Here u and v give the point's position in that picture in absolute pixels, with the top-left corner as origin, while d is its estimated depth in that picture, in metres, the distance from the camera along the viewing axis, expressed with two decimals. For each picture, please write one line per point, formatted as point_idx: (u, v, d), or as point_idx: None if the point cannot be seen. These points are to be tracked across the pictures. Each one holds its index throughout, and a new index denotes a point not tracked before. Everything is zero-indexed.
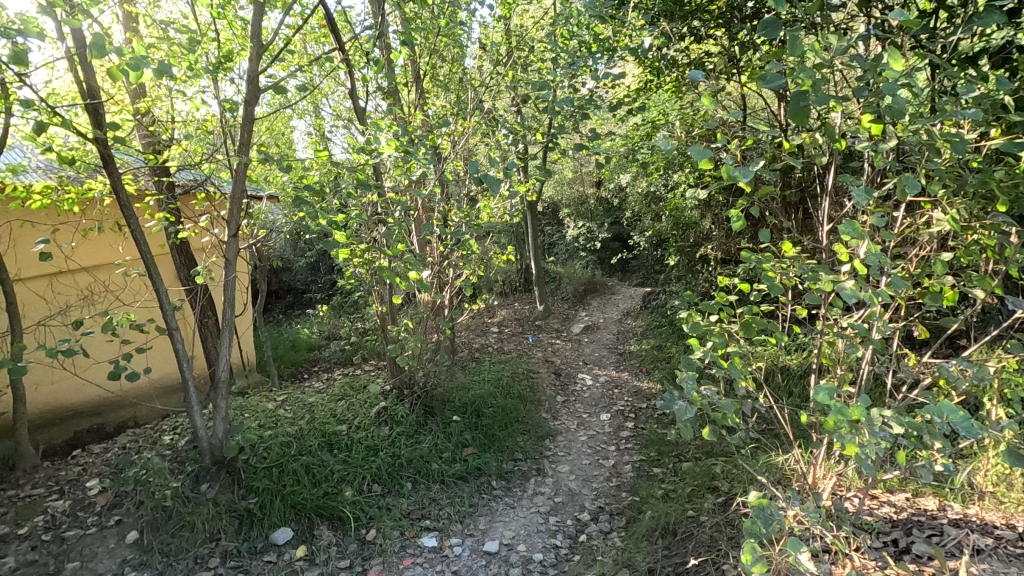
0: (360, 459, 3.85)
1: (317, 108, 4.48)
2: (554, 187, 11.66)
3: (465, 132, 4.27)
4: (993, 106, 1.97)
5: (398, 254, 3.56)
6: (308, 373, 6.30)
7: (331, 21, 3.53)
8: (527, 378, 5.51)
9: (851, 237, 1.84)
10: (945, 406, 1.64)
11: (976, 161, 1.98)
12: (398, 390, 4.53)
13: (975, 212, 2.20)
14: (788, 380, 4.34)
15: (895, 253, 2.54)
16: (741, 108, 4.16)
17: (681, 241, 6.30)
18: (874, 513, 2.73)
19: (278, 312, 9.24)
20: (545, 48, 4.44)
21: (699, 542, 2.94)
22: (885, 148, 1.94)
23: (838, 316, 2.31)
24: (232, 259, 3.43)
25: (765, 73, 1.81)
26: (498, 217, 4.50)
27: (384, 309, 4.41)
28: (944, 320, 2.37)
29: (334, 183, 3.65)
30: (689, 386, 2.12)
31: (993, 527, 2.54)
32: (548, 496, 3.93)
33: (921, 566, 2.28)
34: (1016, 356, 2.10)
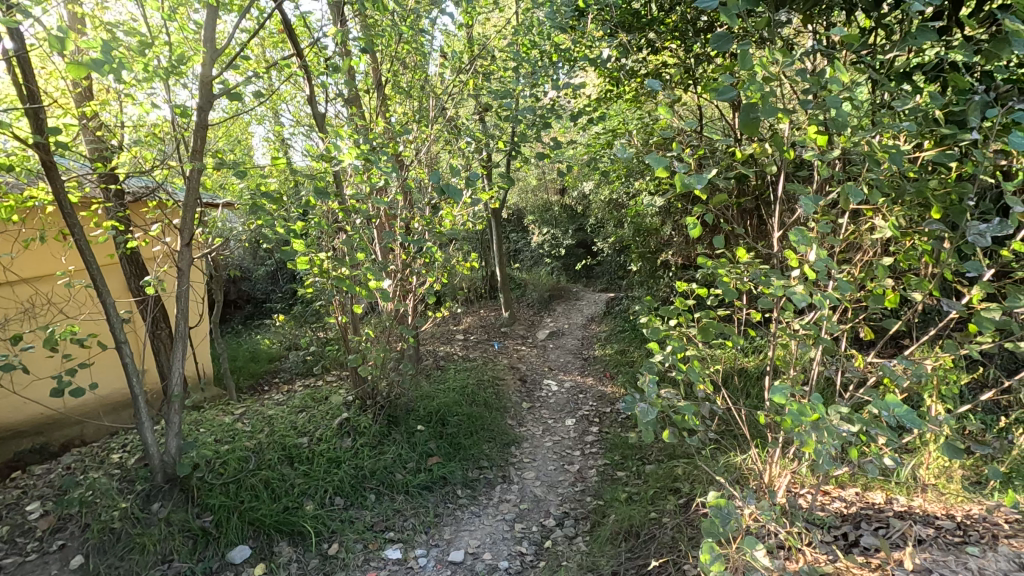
0: (321, 472, 3.77)
1: (276, 114, 4.38)
2: (519, 194, 11.72)
3: (427, 140, 4.26)
4: (927, 120, 2.08)
5: (359, 263, 3.52)
6: (268, 385, 6.13)
7: (289, 27, 3.50)
8: (492, 385, 5.51)
9: (801, 243, 1.92)
10: (890, 400, 1.72)
11: (911, 172, 2.09)
12: (361, 400, 4.46)
13: (913, 219, 2.32)
14: (745, 382, 4.48)
15: (841, 258, 2.65)
16: (698, 119, 4.28)
17: (642, 247, 6.44)
18: (825, 508, 2.83)
19: (237, 322, 8.96)
20: (506, 57, 4.49)
21: (661, 543, 2.99)
22: (830, 158, 2.03)
23: (790, 320, 2.40)
24: (186, 269, 3.31)
25: (718, 86, 1.84)
26: (461, 224, 4.50)
27: (346, 318, 4.34)
28: (887, 321, 2.49)
29: (294, 191, 3.60)
30: (651, 390, 2.17)
31: (934, 517, 2.67)
32: (513, 503, 3.92)
33: (869, 559, 2.38)
34: (951, 355, 2.23)
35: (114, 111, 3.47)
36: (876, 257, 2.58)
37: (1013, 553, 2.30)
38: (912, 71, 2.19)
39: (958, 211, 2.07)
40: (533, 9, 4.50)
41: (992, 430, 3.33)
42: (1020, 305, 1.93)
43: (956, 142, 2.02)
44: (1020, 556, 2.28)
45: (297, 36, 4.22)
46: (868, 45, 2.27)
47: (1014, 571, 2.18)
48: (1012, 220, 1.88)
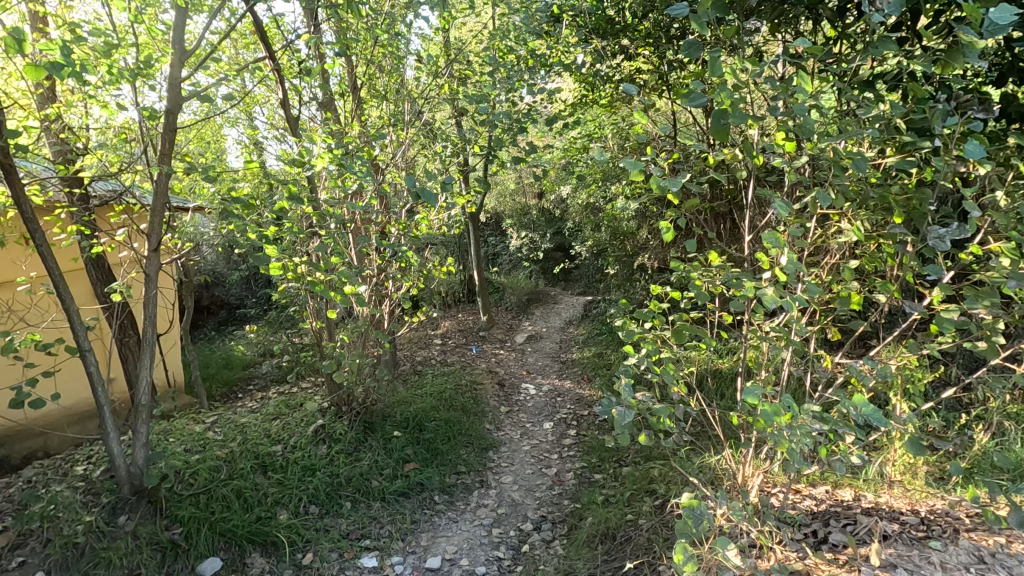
0: (296, 480, 3.72)
1: (250, 117, 4.31)
2: (497, 198, 11.73)
3: (403, 143, 4.23)
4: (888, 128, 2.13)
5: (333, 268, 3.48)
6: (242, 393, 6.01)
7: (261, 29, 3.46)
8: (470, 389, 5.49)
9: (772, 246, 1.95)
10: (858, 399, 1.76)
11: (874, 178, 2.15)
12: (337, 407, 4.41)
13: (877, 223, 2.39)
14: (720, 383, 4.54)
15: (810, 261, 2.71)
16: (670, 124, 4.35)
17: (619, 250, 6.52)
18: (797, 507, 2.89)
19: (210, 328, 8.77)
20: (482, 62, 4.50)
21: (637, 545, 3.02)
22: (797, 163, 2.08)
23: (761, 322, 2.44)
24: (153, 274, 3.22)
25: (689, 92, 1.87)
26: (437, 228, 4.48)
27: (321, 324, 4.28)
28: (854, 322, 2.55)
29: (267, 195, 3.54)
30: (626, 392, 2.19)
31: (900, 513, 2.74)
32: (491, 507, 3.91)
33: (837, 555, 2.43)
34: (914, 355, 2.29)
35: (79, 113, 3.37)
36: (843, 259, 2.64)
37: (973, 547, 2.38)
38: (874, 80, 2.25)
39: (919, 215, 2.14)
40: (509, 14, 4.52)
41: (954, 427, 3.44)
42: (978, 306, 2.00)
43: (917, 150, 2.08)
44: (979, 549, 2.36)
45: (269, 37, 4.16)
46: (833, 54, 2.32)
47: (974, 565, 2.26)
48: (969, 224, 1.95)
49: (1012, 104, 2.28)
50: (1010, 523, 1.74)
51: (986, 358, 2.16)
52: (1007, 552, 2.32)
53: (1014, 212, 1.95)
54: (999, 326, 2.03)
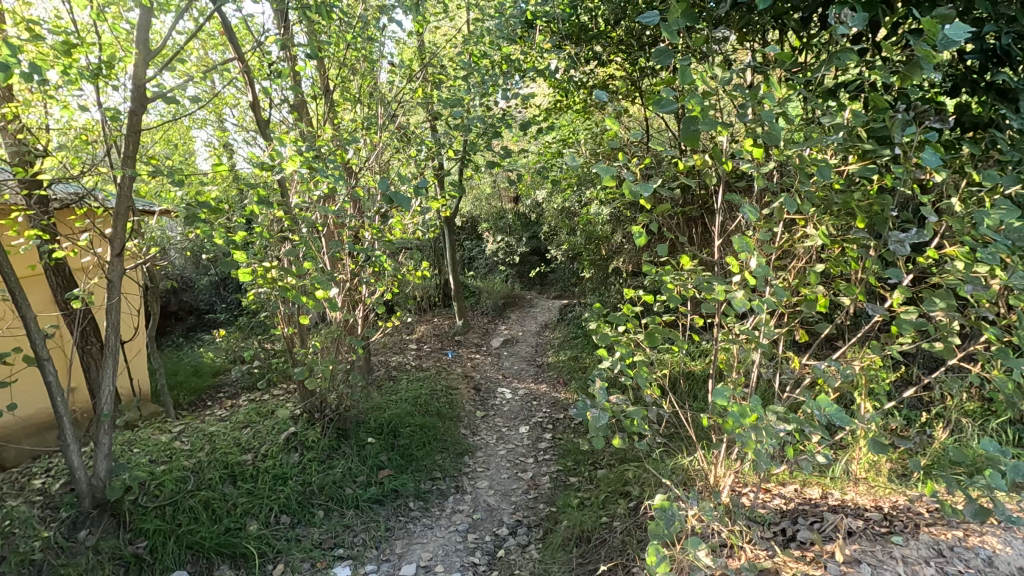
0: (266, 490, 3.64)
1: (219, 119, 4.22)
2: (473, 202, 11.71)
3: (376, 147, 4.21)
4: (851, 136, 2.19)
5: (305, 272, 3.42)
6: (211, 400, 5.87)
7: (230, 30, 3.40)
8: (446, 394, 5.46)
9: (742, 250, 1.99)
10: (823, 400, 1.81)
11: (838, 184, 2.21)
12: (309, 414, 4.34)
13: (841, 227, 2.46)
14: (692, 385, 4.61)
15: (777, 264, 2.77)
16: (643, 131, 4.41)
17: (593, 255, 6.61)
18: (766, 506, 2.95)
19: (179, 334, 8.54)
20: (456, 66, 4.50)
21: (611, 548, 3.05)
22: (765, 169, 2.13)
23: (731, 324, 2.48)
24: (117, 281, 3.13)
25: (660, 98, 1.89)
26: (411, 232, 4.45)
27: (292, 330, 4.21)
28: (821, 325, 2.61)
29: (236, 199, 3.47)
30: (600, 395, 2.22)
31: (864, 509, 2.81)
32: (466, 513, 3.89)
33: (804, 552, 2.49)
34: (877, 356, 2.36)
35: (38, 113, 3.25)
36: (809, 263, 2.71)
37: (933, 541, 2.45)
38: (838, 88, 2.32)
39: (881, 220, 2.21)
40: (483, 19, 4.53)
41: (914, 425, 3.55)
42: (935, 308, 2.08)
43: (878, 157, 2.14)
44: (938, 542, 2.44)
45: (238, 38, 4.10)
46: (797, 63, 2.39)
47: (934, 558, 2.34)
48: (927, 229, 2.02)
49: (966, 114, 2.38)
50: (967, 516, 1.81)
51: (944, 358, 2.23)
52: (964, 546, 2.40)
53: (968, 217, 2.03)
54: (955, 327, 2.11)
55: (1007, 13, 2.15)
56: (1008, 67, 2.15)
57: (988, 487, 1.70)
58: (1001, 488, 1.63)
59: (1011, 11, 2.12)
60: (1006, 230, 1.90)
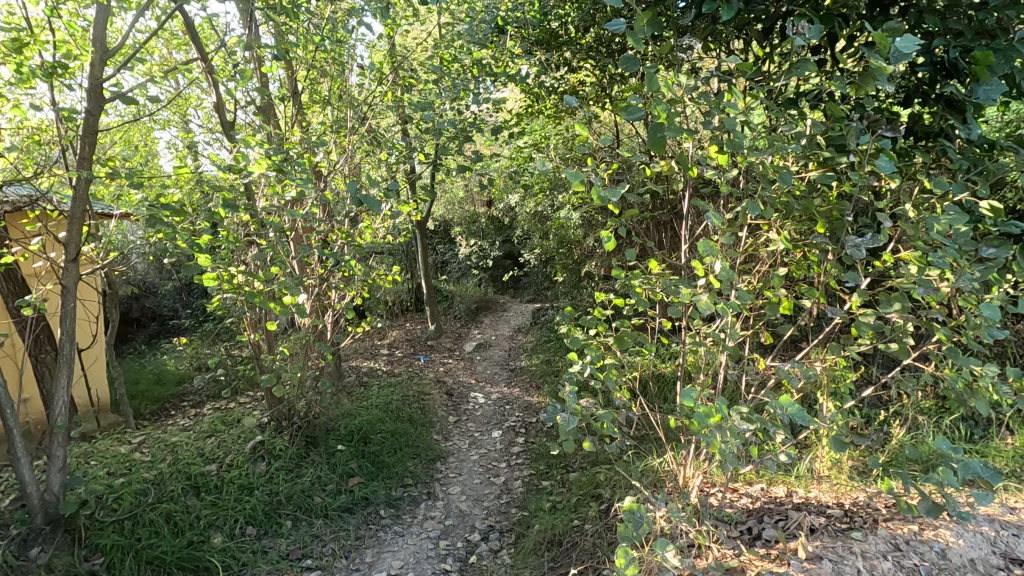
0: (231, 501, 3.56)
1: (183, 120, 4.11)
2: (446, 206, 11.66)
3: (346, 151, 4.16)
4: (810, 144, 2.26)
5: (272, 277, 3.36)
6: (174, 409, 5.70)
7: (193, 30, 3.33)
8: (418, 400, 5.41)
9: (707, 255, 2.03)
10: (785, 402, 1.87)
11: (799, 191, 2.27)
12: (277, 422, 4.26)
13: (802, 232, 2.53)
14: (662, 386, 4.67)
15: (742, 268, 2.83)
16: (613, 136, 4.47)
17: (566, 258, 6.65)
18: (733, 505, 3.01)
19: (141, 342, 8.27)
20: (427, 71, 4.49)
21: (582, 550, 3.07)
22: (729, 175, 2.18)
23: (698, 327, 2.53)
24: (71, 287, 3.01)
25: (627, 105, 1.92)
26: (381, 237, 4.41)
27: (259, 336, 4.12)
28: (784, 327, 2.68)
29: (199, 202, 3.39)
30: (570, 399, 2.23)
31: (826, 506, 2.89)
32: (438, 519, 3.86)
33: (769, 550, 2.56)
34: (836, 357, 2.44)
35: None
36: (772, 267, 2.78)
37: (890, 535, 2.53)
38: (798, 98, 2.38)
39: (839, 226, 2.28)
40: (454, 23, 4.52)
41: (874, 423, 3.67)
42: (891, 310, 2.15)
43: (836, 165, 2.21)
44: (895, 537, 2.51)
45: (202, 38, 4.02)
46: (759, 72, 2.46)
47: (891, 552, 2.41)
48: (882, 234, 2.10)
49: (918, 124, 2.47)
50: (921, 511, 1.88)
51: (899, 359, 2.32)
52: (919, 539, 2.48)
53: (920, 223, 2.11)
54: (909, 329, 2.20)
55: (955, 29, 2.25)
56: (956, 80, 2.25)
57: (940, 482, 1.77)
58: (951, 483, 1.70)
59: (958, 26, 2.22)
60: (954, 236, 1.99)
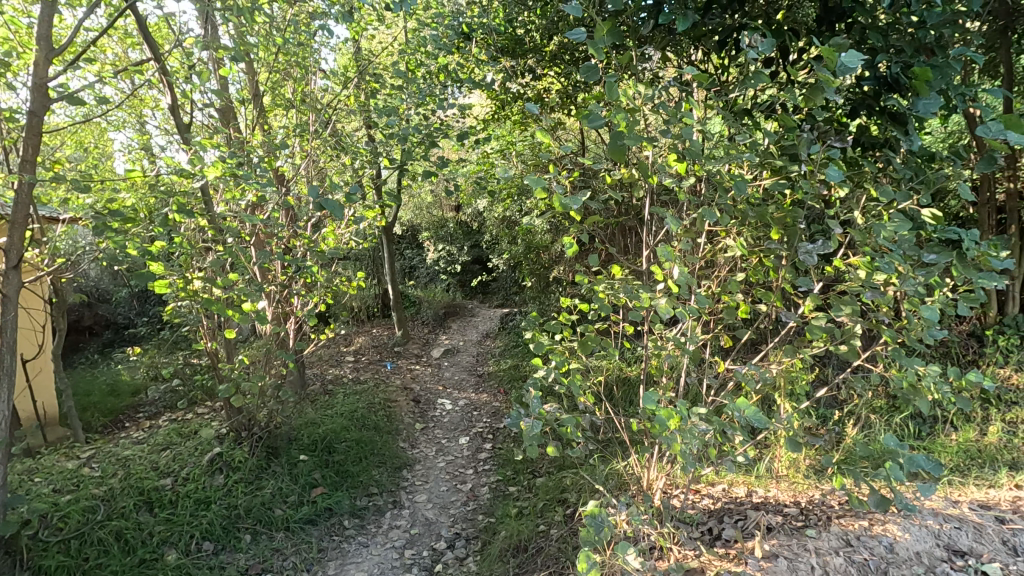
0: (187, 516, 3.44)
1: (138, 121, 3.97)
2: (414, 211, 11.54)
3: (309, 155, 4.09)
4: (766, 154, 2.33)
5: (230, 284, 3.26)
6: (128, 422, 5.48)
7: (145, 30, 3.20)
8: (384, 407, 5.34)
9: (667, 260, 2.08)
10: (741, 404, 1.92)
11: (755, 198, 2.33)
12: (236, 433, 4.14)
13: (759, 238, 2.59)
14: (628, 390, 4.73)
15: (702, 274, 2.90)
16: (578, 143, 4.53)
17: (534, 263, 6.71)
18: (695, 506, 3.08)
19: (93, 351, 7.91)
20: (393, 75, 4.46)
21: (548, 555, 3.08)
22: (688, 183, 2.22)
23: (659, 331, 2.56)
24: (13, 295, 2.86)
25: (589, 113, 1.94)
26: (345, 243, 4.35)
27: (217, 344, 4.00)
28: (742, 331, 2.74)
29: (154, 208, 3.27)
30: (534, 404, 2.23)
31: (783, 505, 2.96)
32: (403, 528, 3.81)
33: (728, 550, 2.63)
34: (790, 359, 2.52)
35: None
36: (730, 272, 2.84)
37: (842, 531, 2.61)
38: (754, 109, 2.45)
39: (792, 233, 2.35)
40: (420, 28, 4.51)
41: (828, 423, 3.80)
42: (842, 314, 2.24)
43: (789, 174, 2.28)
44: (847, 533, 2.60)
45: (158, 38, 3.89)
46: (716, 82, 2.53)
47: (843, 548, 2.49)
48: (832, 241, 2.18)
49: (865, 135, 2.58)
50: (871, 507, 1.95)
51: (849, 360, 2.40)
52: (869, 534, 2.57)
53: (867, 230, 2.20)
54: (858, 332, 2.28)
55: (897, 45, 2.36)
56: (898, 93, 2.35)
57: (887, 478, 1.84)
58: (898, 478, 1.77)
59: (900, 42, 2.34)
60: (899, 242, 2.08)
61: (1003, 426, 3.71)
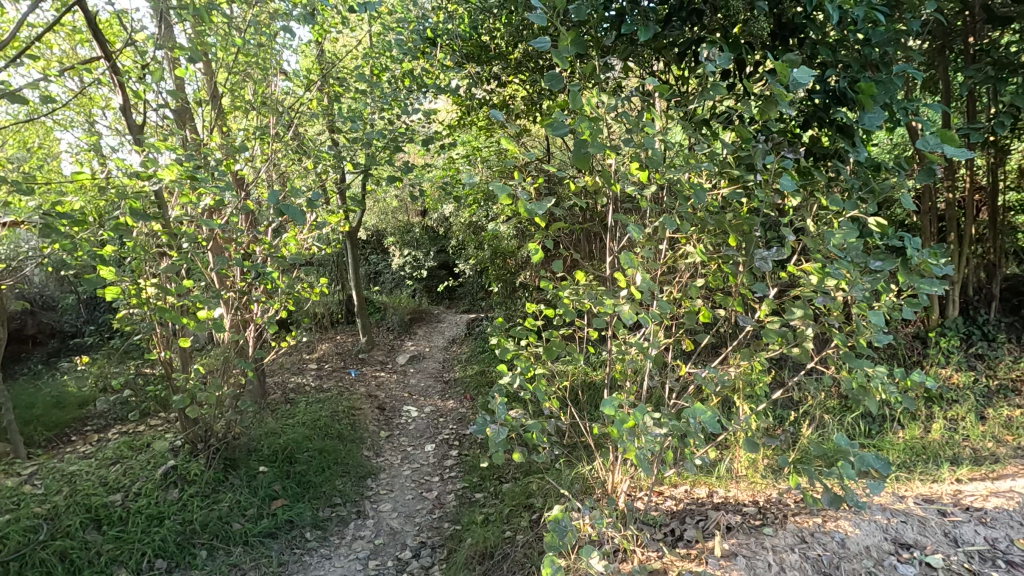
0: (138, 533, 3.31)
1: (87, 121, 3.81)
2: (379, 216, 11.42)
3: (270, 158, 4.00)
4: (723, 163, 2.40)
5: (185, 290, 3.16)
6: (75, 436, 5.22)
7: (95, 27, 3.07)
8: (348, 415, 5.24)
9: (629, 267, 2.11)
10: (697, 408, 1.98)
11: (713, 206, 2.40)
12: (192, 444, 4.00)
13: (717, 245, 2.67)
14: (593, 394, 4.79)
15: (664, 279, 2.95)
16: (543, 150, 4.58)
17: (500, 268, 6.73)
18: (658, 508, 3.13)
19: (36, 362, 7.49)
20: (357, 79, 4.41)
21: (514, 561, 3.09)
22: (649, 191, 2.27)
23: (622, 336, 2.61)
24: None
25: (553, 121, 1.96)
26: (308, 248, 4.27)
27: (171, 353, 3.86)
28: (702, 335, 2.80)
29: (104, 212, 3.14)
30: (499, 411, 2.24)
31: (742, 504, 3.04)
32: (368, 539, 3.75)
33: (689, 550, 2.69)
34: (748, 362, 2.59)
35: None
36: (691, 277, 2.91)
37: (797, 529, 2.70)
38: (712, 119, 2.52)
39: (748, 240, 2.43)
40: (385, 33, 4.49)
41: (784, 424, 3.93)
42: (795, 318, 2.33)
43: (745, 183, 2.36)
44: (802, 530, 2.69)
45: (109, 35, 3.74)
46: (675, 93, 2.60)
47: (798, 544, 2.58)
48: (786, 248, 2.26)
49: (816, 146, 2.69)
50: (824, 504, 2.02)
51: (802, 363, 2.49)
52: (822, 531, 2.66)
53: (819, 237, 2.29)
54: (811, 335, 2.37)
55: (845, 61, 2.47)
56: (846, 107, 2.46)
57: (838, 476, 1.92)
58: (849, 476, 1.84)
59: (846, 58, 2.45)
60: (848, 249, 2.17)
61: (945, 423, 3.91)
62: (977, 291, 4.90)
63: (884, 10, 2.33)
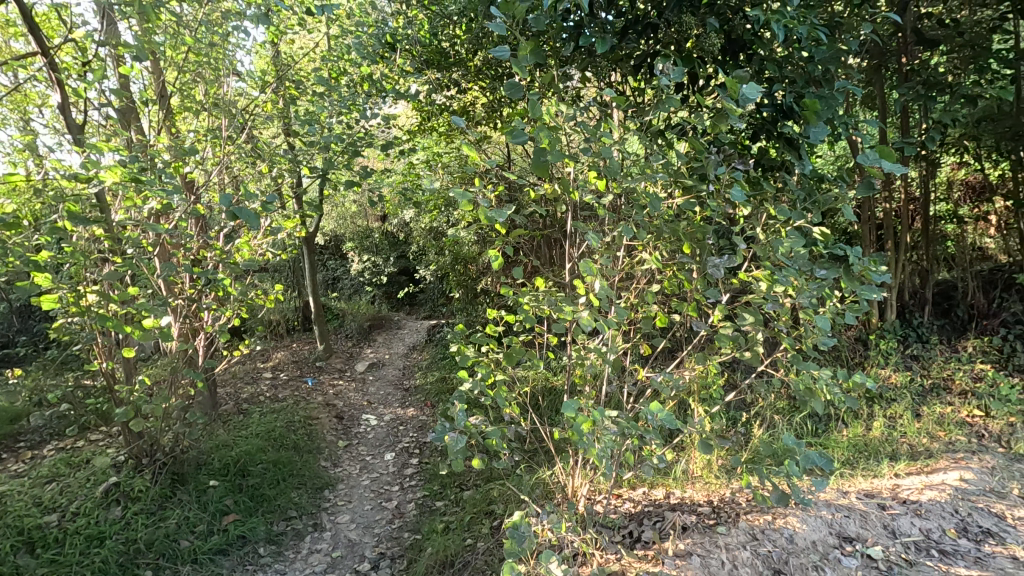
0: (76, 555, 3.14)
1: (21, 119, 3.61)
2: (338, 220, 11.19)
3: (221, 161, 3.87)
4: (678, 173, 2.47)
5: (128, 298, 3.02)
6: (6, 453, 4.89)
7: (30, 20, 2.92)
8: (304, 425, 5.10)
9: (588, 273, 2.15)
10: (656, 406, 2.03)
11: (668, 215, 2.46)
12: (136, 460, 3.82)
13: (672, 252, 2.74)
14: (554, 399, 4.81)
15: (622, 285, 3.01)
16: (503, 157, 4.60)
17: (461, 274, 6.71)
18: (617, 510, 3.17)
19: None
20: (313, 82, 4.33)
21: (473, 568, 3.12)
22: (607, 199, 2.32)
23: (581, 341, 2.64)
24: None
25: (513, 129, 1.98)
26: (261, 254, 4.15)
27: (113, 364, 3.68)
28: (659, 340, 2.86)
29: (39, 215, 2.96)
30: (459, 418, 2.23)
31: (697, 505, 3.13)
32: (324, 552, 3.65)
33: (646, 551, 2.73)
34: (702, 366, 2.66)
35: None
36: (647, 283, 2.97)
37: (749, 527, 2.79)
38: (667, 130, 2.59)
39: (701, 247, 2.51)
40: (343, 36, 4.42)
41: (737, 425, 4.06)
42: (746, 322, 2.42)
43: (698, 193, 2.43)
44: (753, 528, 2.77)
45: (47, 29, 3.56)
46: (631, 104, 2.65)
47: (749, 542, 2.67)
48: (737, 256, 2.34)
49: (765, 157, 2.80)
50: (773, 502, 2.10)
51: (753, 366, 2.58)
52: (772, 527, 2.76)
53: (767, 245, 2.38)
54: (761, 339, 2.46)
55: (790, 77, 2.58)
56: (792, 121, 2.57)
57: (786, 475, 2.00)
58: (795, 474, 1.92)
59: (792, 74, 2.57)
60: (795, 257, 2.26)
61: (884, 421, 4.11)
62: (913, 295, 5.20)
63: (826, 29, 2.45)
